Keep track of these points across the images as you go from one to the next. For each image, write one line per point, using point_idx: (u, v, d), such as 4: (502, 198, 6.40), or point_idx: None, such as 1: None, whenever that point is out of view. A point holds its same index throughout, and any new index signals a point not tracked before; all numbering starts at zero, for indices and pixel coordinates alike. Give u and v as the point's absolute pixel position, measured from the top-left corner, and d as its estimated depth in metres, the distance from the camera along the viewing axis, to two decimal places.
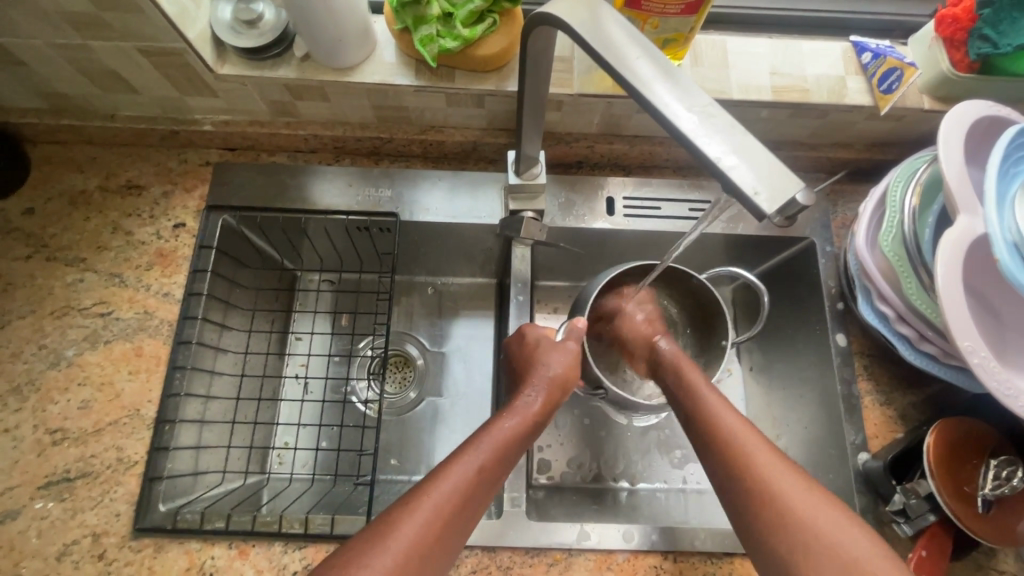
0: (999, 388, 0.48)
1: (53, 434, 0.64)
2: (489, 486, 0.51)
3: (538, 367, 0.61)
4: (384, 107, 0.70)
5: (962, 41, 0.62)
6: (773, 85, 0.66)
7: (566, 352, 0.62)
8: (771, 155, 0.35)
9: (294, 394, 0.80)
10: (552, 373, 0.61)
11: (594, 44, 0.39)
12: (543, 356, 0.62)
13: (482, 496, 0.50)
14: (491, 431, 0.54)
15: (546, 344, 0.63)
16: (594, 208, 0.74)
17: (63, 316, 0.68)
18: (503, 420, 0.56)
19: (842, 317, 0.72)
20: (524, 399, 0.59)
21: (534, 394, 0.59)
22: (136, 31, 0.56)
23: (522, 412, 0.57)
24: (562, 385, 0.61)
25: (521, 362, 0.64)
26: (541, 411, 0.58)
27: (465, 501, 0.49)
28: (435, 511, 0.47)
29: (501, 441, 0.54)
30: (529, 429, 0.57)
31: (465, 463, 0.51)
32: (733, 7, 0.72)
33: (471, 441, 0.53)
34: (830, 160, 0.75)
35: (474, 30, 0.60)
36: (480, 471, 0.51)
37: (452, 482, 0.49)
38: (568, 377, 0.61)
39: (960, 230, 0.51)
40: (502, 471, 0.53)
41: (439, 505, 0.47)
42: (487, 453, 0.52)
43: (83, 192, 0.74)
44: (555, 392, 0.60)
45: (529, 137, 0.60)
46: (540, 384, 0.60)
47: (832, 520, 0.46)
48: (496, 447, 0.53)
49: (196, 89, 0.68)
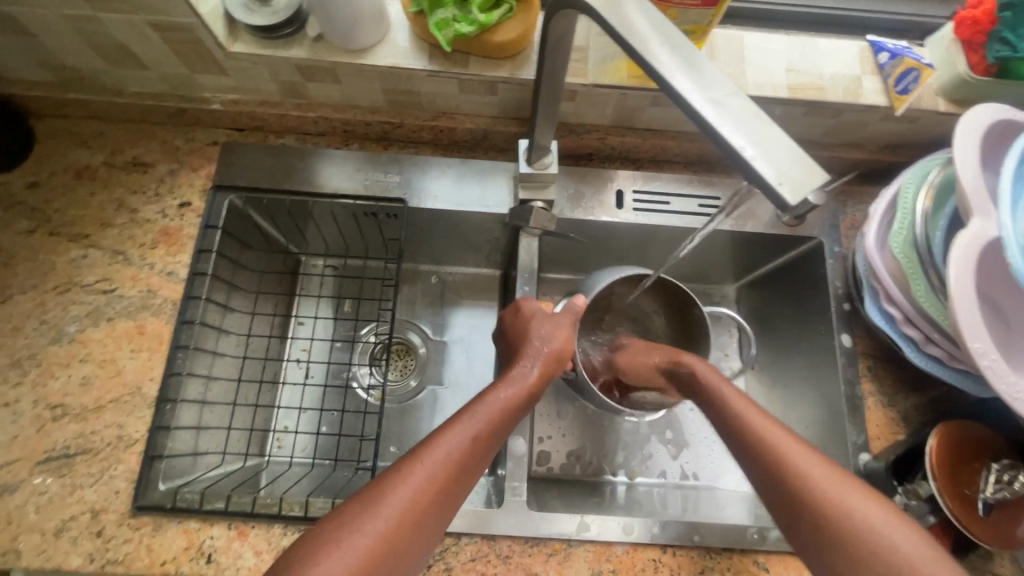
0: (1007, 392, 0.48)
1: (53, 410, 0.63)
2: (482, 456, 0.51)
3: (535, 342, 0.61)
4: (395, 91, 0.70)
5: (981, 44, 0.61)
6: (789, 83, 0.65)
7: (561, 323, 0.63)
8: (795, 147, 0.35)
9: (295, 378, 0.80)
10: (550, 346, 0.60)
11: (617, 29, 0.39)
12: (536, 328, 0.62)
13: (476, 464, 0.50)
14: (487, 400, 0.54)
15: (544, 320, 0.62)
16: (604, 200, 0.74)
17: (66, 292, 0.68)
18: (500, 391, 0.55)
19: (848, 318, 0.72)
20: (520, 369, 0.58)
21: (532, 365, 0.59)
22: (148, 3, 0.56)
23: (518, 382, 0.57)
24: (558, 357, 0.60)
25: (516, 335, 0.63)
26: (538, 381, 0.58)
27: (458, 469, 0.49)
28: (427, 478, 0.47)
29: (497, 410, 0.53)
30: (526, 400, 0.57)
31: (460, 431, 0.51)
32: (751, 3, 0.71)
33: (466, 410, 0.53)
34: (841, 160, 0.75)
35: (491, 15, 0.60)
36: (476, 438, 0.51)
37: (444, 450, 0.49)
38: (565, 350, 0.61)
39: (973, 232, 0.51)
40: (495, 441, 0.52)
41: (431, 473, 0.47)
42: (482, 422, 0.52)
43: (88, 168, 0.73)
44: (550, 364, 0.60)
45: (543, 126, 0.59)
46: (538, 356, 0.59)
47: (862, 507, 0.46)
48: (490, 417, 0.52)
49: (205, 66, 0.67)
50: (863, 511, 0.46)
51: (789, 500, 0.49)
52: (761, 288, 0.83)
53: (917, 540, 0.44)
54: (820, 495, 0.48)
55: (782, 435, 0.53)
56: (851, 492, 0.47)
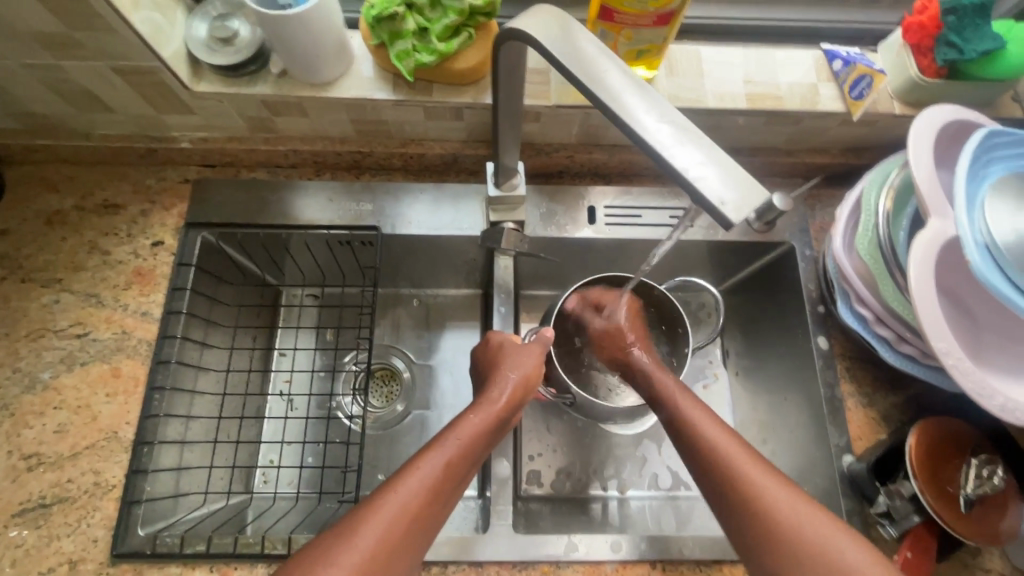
0: (975, 388, 0.48)
1: (27, 460, 0.62)
2: (454, 484, 0.51)
3: (505, 368, 0.60)
4: (363, 121, 0.70)
5: (930, 48, 0.63)
6: (747, 93, 0.67)
7: (532, 352, 0.62)
8: (737, 167, 0.36)
9: (277, 411, 0.80)
10: (521, 372, 0.60)
11: (566, 63, 0.39)
12: (507, 358, 0.61)
13: (448, 492, 0.50)
14: (458, 424, 0.54)
15: (512, 348, 0.62)
16: (576, 217, 0.75)
17: (39, 339, 0.67)
18: (470, 416, 0.55)
19: (823, 320, 0.72)
20: (489, 395, 0.58)
21: (502, 388, 0.58)
22: (108, 49, 0.56)
23: (487, 406, 0.56)
24: (527, 382, 0.60)
25: (487, 364, 0.63)
26: (507, 408, 0.57)
27: (434, 495, 0.48)
28: (401, 508, 0.46)
29: (470, 436, 0.53)
30: (498, 425, 0.56)
31: (432, 459, 0.50)
32: (707, 19, 0.72)
33: (437, 437, 0.53)
34: (806, 165, 0.76)
35: (451, 44, 0.60)
36: (449, 465, 0.50)
37: (418, 479, 0.48)
38: (534, 376, 0.61)
39: (932, 233, 0.51)
40: (468, 467, 0.52)
41: (404, 502, 0.47)
42: (454, 447, 0.51)
43: (59, 212, 0.73)
44: (521, 390, 0.59)
45: (508, 149, 0.59)
46: (509, 380, 0.59)
47: (809, 524, 0.46)
48: (463, 440, 0.52)
49: (172, 107, 0.67)
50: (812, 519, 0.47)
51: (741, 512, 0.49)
52: (739, 294, 0.84)
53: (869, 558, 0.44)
54: (771, 508, 0.48)
55: (737, 447, 0.52)
56: (805, 513, 0.47)
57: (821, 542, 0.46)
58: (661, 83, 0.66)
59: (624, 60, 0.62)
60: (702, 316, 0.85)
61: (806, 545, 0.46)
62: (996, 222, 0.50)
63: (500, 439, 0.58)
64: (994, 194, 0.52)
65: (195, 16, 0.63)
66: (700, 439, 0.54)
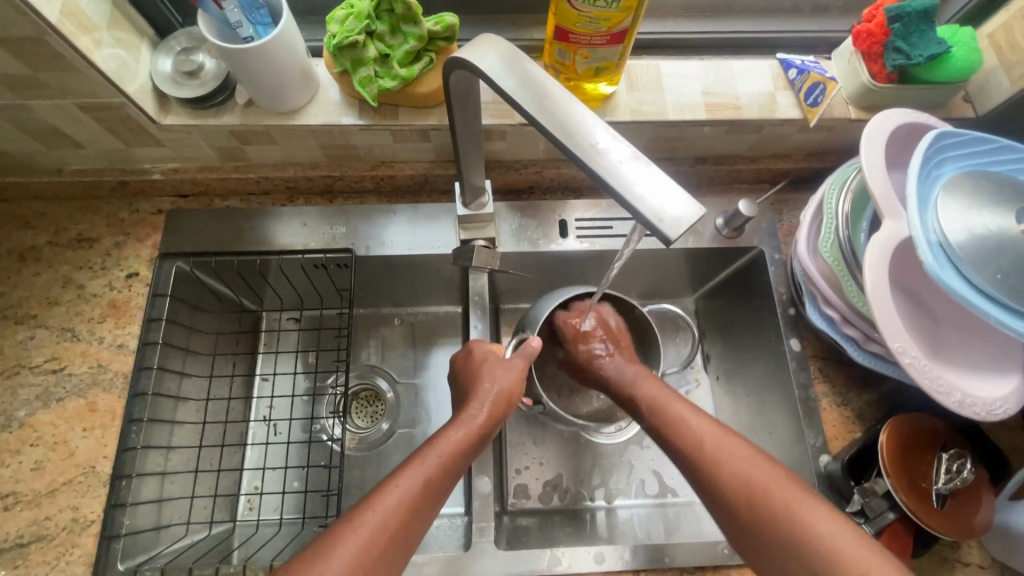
0: (931, 385, 0.51)
1: (4, 499, 0.62)
2: (433, 500, 0.51)
3: (485, 383, 0.60)
4: (332, 146, 0.71)
5: (879, 54, 0.65)
6: (706, 103, 0.69)
7: (512, 366, 0.62)
8: (674, 184, 0.37)
9: (259, 437, 0.80)
10: (500, 387, 0.60)
11: (514, 94, 0.41)
12: (488, 371, 0.61)
13: (426, 511, 0.50)
14: (437, 442, 0.54)
15: (495, 360, 0.62)
16: (548, 231, 0.76)
17: (13, 376, 0.67)
18: (450, 432, 0.55)
19: (794, 322, 0.74)
20: (469, 412, 0.58)
21: (482, 406, 0.58)
22: (74, 88, 0.57)
23: (466, 422, 0.56)
24: (509, 398, 0.60)
25: (467, 380, 0.63)
26: (488, 422, 0.57)
27: (409, 513, 0.48)
28: (377, 526, 0.46)
29: (449, 453, 0.53)
30: (479, 441, 0.56)
31: (410, 476, 0.50)
32: (665, 33, 0.74)
33: (417, 454, 0.53)
34: (771, 171, 0.78)
35: (412, 69, 0.62)
36: (428, 483, 0.51)
37: (394, 496, 0.48)
38: (516, 390, 0.61)
39: (886, 236, 0.53)
40: (447, 483, 0.52)
41: (381, 520, 0.47)
42: (433, 465, 0.52)
43: (32, 248, 0.73)
44: (502, 405, 0.59)
45: (473, 169, 0.60)
46: (487, 397, 0.59)
47: (783, 492, 0.49)
48: (442, 458, 0.52)
49: (141, 140, 0.68)
50: (783, 490, 0.49)
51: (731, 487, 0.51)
52: (713, 299, 0.85)
53: (842, 527, 0.46)
54: (748, 480, 0.50)
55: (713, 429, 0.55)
56: (780, 482, 0.49)
57: (789, 505, 0.48)
58: (623, 98, 0.68)
59: (584, 78, 0.64)
60: (680, 323, 0.86)
61: (776, 506, 0.48)
62: (948, 221, 0.50)
63: (481, 454, 0.58)
64: (947, 191, 0.52)
65: (160, 52, 0.64)
66: (676, 423, 0.58)
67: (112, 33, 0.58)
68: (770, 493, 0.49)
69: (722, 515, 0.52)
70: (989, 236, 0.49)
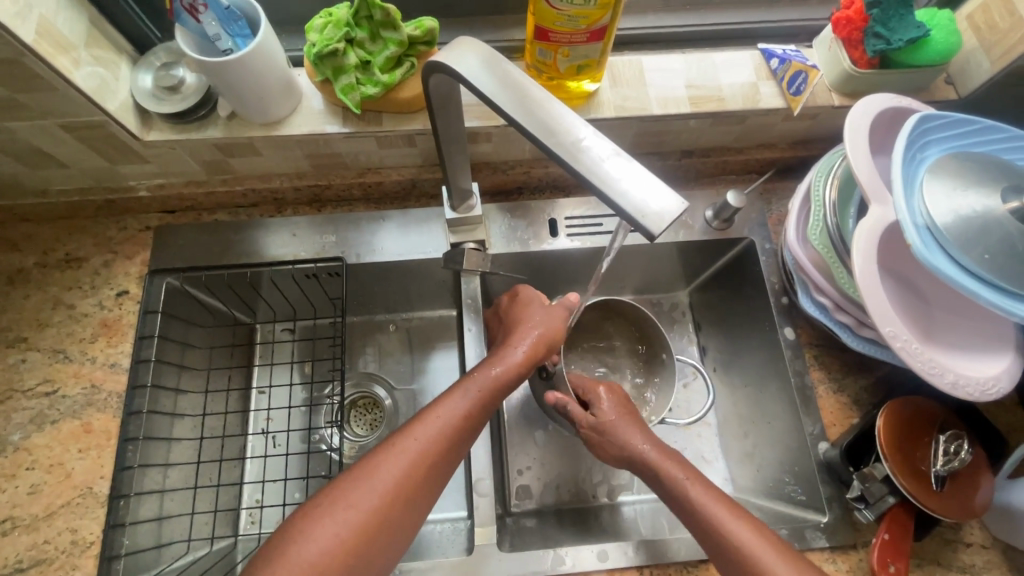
0: (923, 368, 0.51)
1: (2, 525, 0.61)
2: (472, 430, 0.55)
3: (525, 323, 0.62)
4: (318, 155, 0.71)
5: (859, 40, 0.65)
6: (690, 97, 0.69)
7: (555, 312, 0.64)
8: (649, 174, 0.37)
9: (258, 450, 0.79)
10: (540, 330, 0.61)
11: (494, 98, 0.40)
12: (531, 315, 0.63)
13: (463, 438, 0.54)
14: (478, 375, 0.57)
15: (538, 308, 0.63)
16: (538, 231, 0.76)
17: (6, 401, 0.66)
18: (491, 366, 0.58)
19: (788, 311, 0.74)
20: (511, 348, 0.59)
21: (522, 345, 0.60)
22: (54, 108, 0.57)
23: (504, 361, 0.58)
24: (549, 343, 0.62)
25: (513, 321, 0.64)
26: (525, 361, 0.59)
27: (449, 442, 0.53)
28: (419, 452, 0.51)
29: (489, 387, 0.56)
30: (517, 378, 0.58)
31: (453, 406, 0.54)
32: (646, 28, 0.74)
33: (459, 385, 0.57)
34: (757, 161, 0.78)
35: (393, 74, 0.62)
36: (468, 414, 0.54)
37: (437, 424, 0.53)
38: (551, 336, 0.62)
39: (873, 221, 0.53)
40: (486, 414, 0.56)
41: (422, 446, 0.51)
42: (474, 399, 0.55)
43: (21, 270, 0.72)
44: (541, 348, 0.61)
45: (459, 172, 0.60)
46: (529, 336, 0.60)
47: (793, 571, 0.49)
48: (481, 393, 0.56)
49: (125, 157, 0.68)
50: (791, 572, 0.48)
51: (724, 551, 0.52)
52: (707, 291, 0.85)
53: None
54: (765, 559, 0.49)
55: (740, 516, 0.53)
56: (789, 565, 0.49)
57: None
58: (606, 95, 0.68)
59: (566, 76, 0.64)
60: (676, 316, 0.88)
61: None
62: (934, 204, 0.51)
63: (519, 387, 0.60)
64: (932, 173, 0.52)
65: (140, 68, 0.64)
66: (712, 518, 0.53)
67: (89, 50, 0.58)
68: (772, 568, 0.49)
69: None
70: (974, 218, 0.49)
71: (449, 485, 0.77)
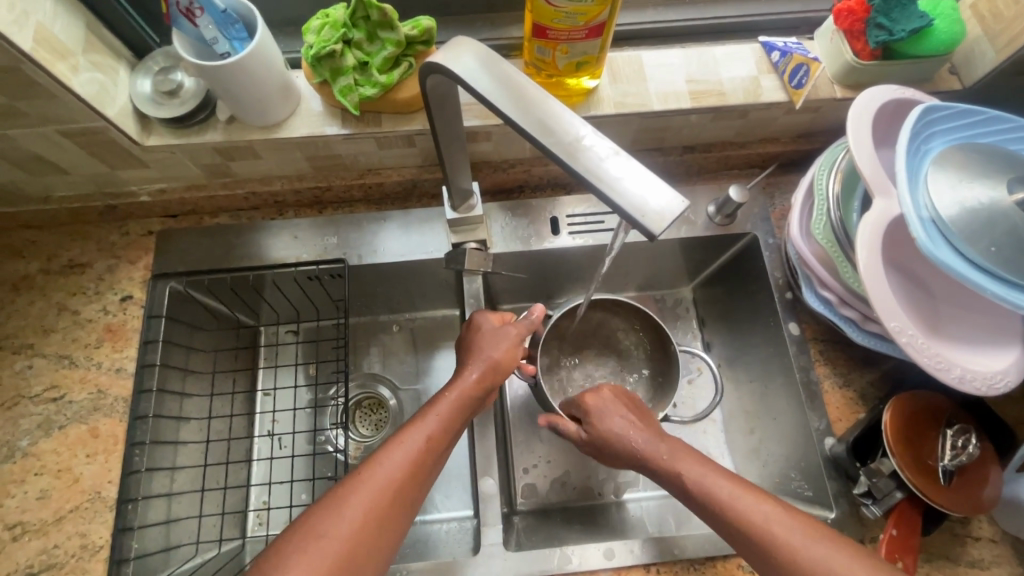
0: (929, 362, 0.51)
1: (12, 530, 0.62)
2: (438, 454, 0.54)
3: (478, 351, 0.61)
4: (318, 158, 0.71)
5: (862, 31, 0.64)
6: (691, 91, 0.68)
7: (505, 335, 0.62)
8: (649, 174, 0.37)
9: (265, 451, 0.80)
10: (491, 354, 0.60)
11: (492, 97, 0.40)
12: (483, 339, 0.62)
13: (430, 464, 0.53)
14: (435, 402, 0.56)
15: (489, 330, 0.63)
16: (540, 229, 0.75)
17: (13, 407, 0.67)
18: (446, 393, 0.57)
19: (792, 306, 0.73)
20: (465, 373, 0.59)
21: (473, 370, 0.59)
22: (53, 115, 0.57)
23: (459, 386, 0.58)
24: (503, 366, 0.61)
25: (466, 349, 0.63)
26: (480, 385, 0.58)
27: (415, 469, 0.51)
28: (386, 480, 0.49)
29: (447, 415, 0.55)
30: (474, 402, 0.58)
31: (415, 433, 0.53)
32: (645, 23, 0.73)
33: (417, 415, 0.55)
34: (759, 155, 0.77)
35: (391, 75, 0.62)
36: (431, 439, 0.53)
37: (402, 451, 0.51)
38: (505, 362, 0.61)
39: (876, 215, 0.53)
40: (449, 439, 0.55)
41: (388, 475, 0.49)
42: (434, 423, 0.54)
43: (25, 277, 0.73)
44: (495, 374, 0.60)
45: (459, 172, 0.60)
46: (479, 362, 0.60)
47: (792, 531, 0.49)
48: (441, 417, 0.55)
49: (126, 163, 0.68)
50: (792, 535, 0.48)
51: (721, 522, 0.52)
52: (711, 286, 0.85)
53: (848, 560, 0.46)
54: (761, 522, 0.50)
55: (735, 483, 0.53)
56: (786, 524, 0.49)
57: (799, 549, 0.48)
58: (605, 91, 0.68)
59: (565, 73, 0.63)
60: (680, 312, 0.87)
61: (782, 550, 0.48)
62: (939, 196, 0.50)
63: (478, 412, 0.60)
64: (936, 165, 0.52)
65: (138, 73, 0.64)
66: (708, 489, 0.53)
67: (88, 56, 0.58)
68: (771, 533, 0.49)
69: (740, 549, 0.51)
70: (981, 210, 0.49)
71: (455, 485, 0.77)
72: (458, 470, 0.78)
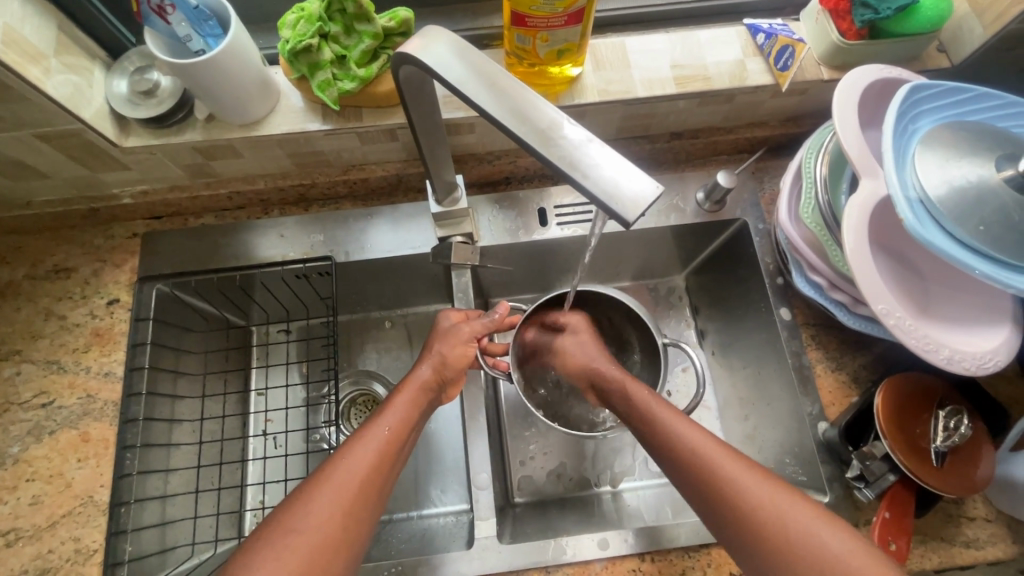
0: (917, 344, 0.51)
1: (6, 536, 0.62)
2: (402, 448, 0.54)
3: (432, 349, 0.61)
4: (300, 154, 0.70)
5: (847, 11, 0.63)
6: (675, 77, 0.67)
7: (455, 335, 0.62)
8: (620, 157, 0.36)
9: (259, 451, 0.79)
10: (445, 352, 0.61)
11: (462, 87, 0.39)
12: (438, 337, 0.63)
13: (394, 458, 0.53)
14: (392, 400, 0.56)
15: (444, 329, 0.63)
16: (528, 220, 0.75)
17: (3, 414, 0.67)
18: (399, 393, 0.57)
19: (783, 291, 0.72)
20: (418, 369, 0.60)
21: (425, 365, 0.60)
22: (28, 118, 0.56)
23: (414, 382, 0.59)
24: (456, 364, 0.61)
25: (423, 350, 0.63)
26: (434, 380, 0.59)
27: (381, 463, 0.51)
28: (351, 476, 0.49)
29: (404, 411, 0.55)
30: (428, 398, 0.59)
31: (376, 429, 0.53)
32: (628, 8, 0.72)
33: (375, 413, 0.55)
34: (748, 139, 0.77)
35: (370, 68, 0.61)
36: (392, 433, 0.53)
37: (365, 447, 0.51)
38: (457, 360, 0.61)
39: (863, 196, 0.52)
40: (411, 434, 0.55)
41: (352, 471, 0.49)
42: (393, 420, 0.54)
43: (10, 284, 0.72)
44: (449, 369, 0.61)
45: (442, 165, 0.59)
46: (429, 358, 0.61)
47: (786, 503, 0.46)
48: (399, 414, 0.55)
49: (106, 165, 0.67)
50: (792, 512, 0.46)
51: (701, 490, 0.50)
52: (703, 274, 0.84)
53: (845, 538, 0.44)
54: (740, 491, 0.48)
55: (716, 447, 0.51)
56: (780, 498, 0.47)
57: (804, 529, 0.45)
58: (589, 79, 0.67)
59: (547, 61, 0.62)
60: (673, 301, 0.87)
61: (776, 525, 0.46)
62: (926, 175, 0.49)
63: (434, 408, 0.61)
64: (923, 145, 0.51)
65: (114, 74, 0.63)
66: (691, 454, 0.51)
67: (60, 58, 0.57)
68: (759, 506, 0.47)
69: (723, 524, 0.49)
70: (969, 189, 0.48)
71: (450, 478, 0.77)
72: (453, 464, 0.78)
